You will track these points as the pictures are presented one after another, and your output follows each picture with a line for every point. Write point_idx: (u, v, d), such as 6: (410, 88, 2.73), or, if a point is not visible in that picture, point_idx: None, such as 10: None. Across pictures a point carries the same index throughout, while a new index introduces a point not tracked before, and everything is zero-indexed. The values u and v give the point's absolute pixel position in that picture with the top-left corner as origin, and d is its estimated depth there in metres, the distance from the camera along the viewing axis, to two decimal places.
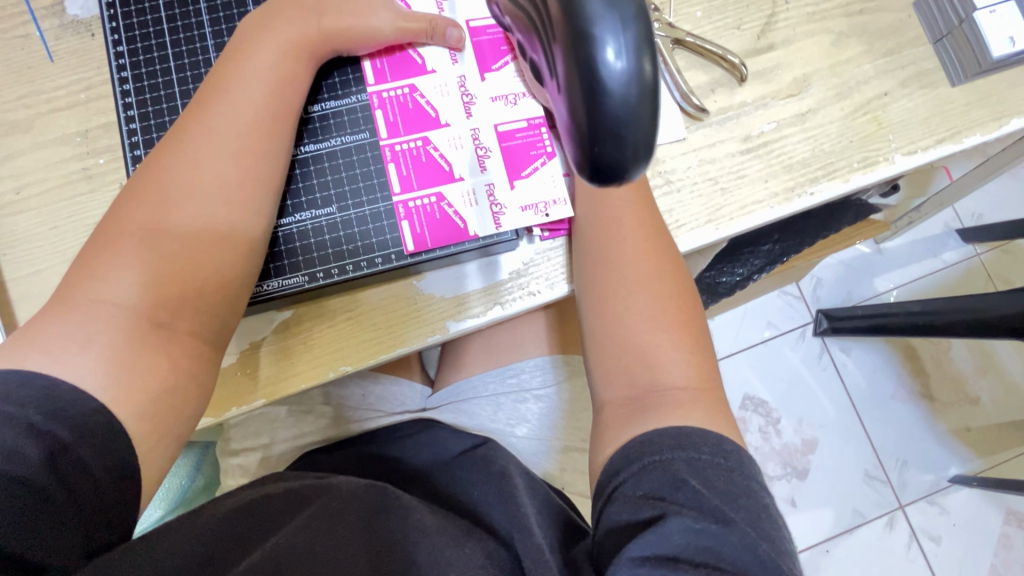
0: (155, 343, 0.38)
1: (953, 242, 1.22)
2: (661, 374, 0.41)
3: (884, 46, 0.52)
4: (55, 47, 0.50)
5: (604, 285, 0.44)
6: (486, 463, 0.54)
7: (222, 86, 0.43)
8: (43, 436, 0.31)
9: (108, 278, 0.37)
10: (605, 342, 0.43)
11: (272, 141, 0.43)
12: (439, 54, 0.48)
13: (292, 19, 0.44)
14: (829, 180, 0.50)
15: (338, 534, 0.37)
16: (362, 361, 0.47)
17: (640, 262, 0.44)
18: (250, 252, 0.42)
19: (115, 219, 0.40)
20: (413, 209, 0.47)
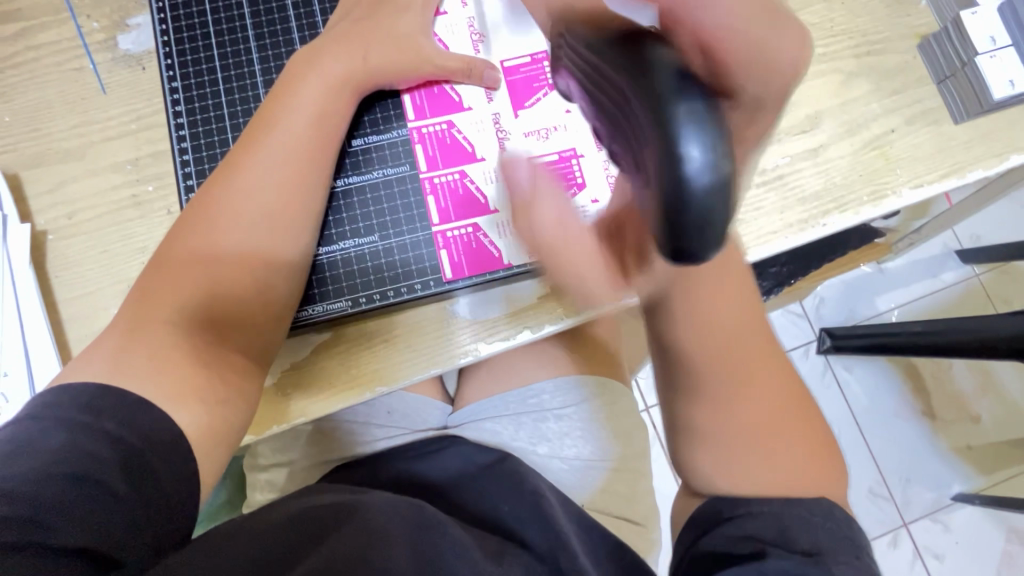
0: (208, 362, 0.40)
1: (952, 263, 1.25)
2: (770, 450, 0.43)
3: (891, 85, 0.55)
4: (108, 80, 0.52)
5: (707, 376, 0.43)
6: (517, 481, 0.57)
7: (268, 119, 0.45)
8: (119, 443, 0.35)
9: (167, 302, 0.40)
10: (722, 438, 0.44)
11: (313, 170, 0.46)
12: (475, 93, 0.51)
13: (339, 58, 0.47)
14: (841, 212, 0.53)
15: (383, 545, 0.39)
16: (397, 380, 0.49)
17: (731, 341, 0.43)
18: (291, 275, 0.45)
19: (171, 243, 0.43)
20: (451, 238, 0.49)
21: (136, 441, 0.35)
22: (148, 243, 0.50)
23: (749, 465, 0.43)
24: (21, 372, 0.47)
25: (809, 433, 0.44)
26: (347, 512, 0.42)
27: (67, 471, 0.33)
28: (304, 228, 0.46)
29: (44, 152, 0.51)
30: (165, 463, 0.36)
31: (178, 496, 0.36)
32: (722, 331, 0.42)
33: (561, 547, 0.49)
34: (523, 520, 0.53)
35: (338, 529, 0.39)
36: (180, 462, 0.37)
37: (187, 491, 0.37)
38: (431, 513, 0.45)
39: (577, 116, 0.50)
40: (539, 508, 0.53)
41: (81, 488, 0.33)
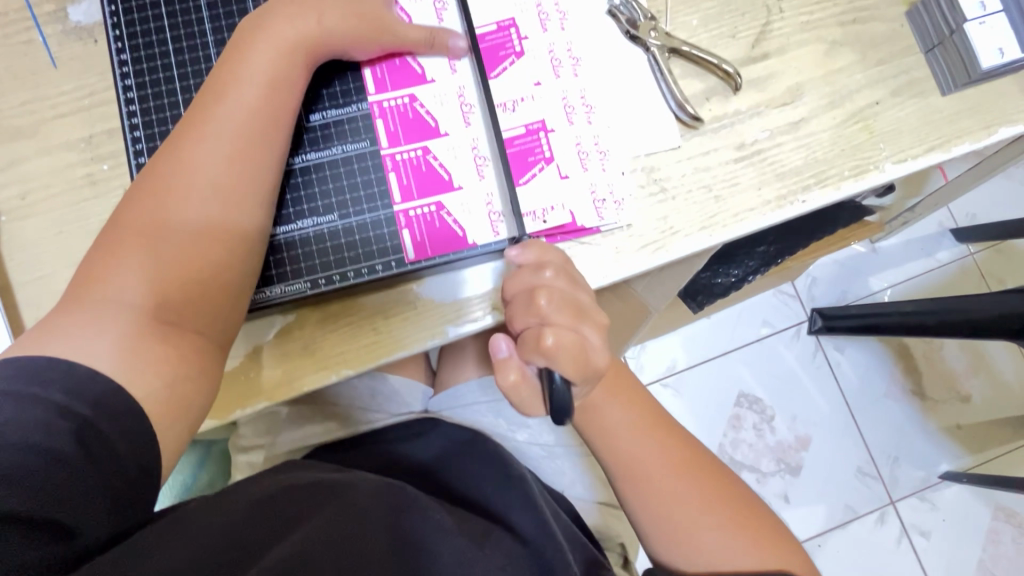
0: (166, 336, 0.39)
1: (947, 242, 1.24)
2: (710, 531, 0.47)
3: (877, 55, 0.53)
4: (58, 53, 0.50)
5: (638, 480, 0.49)
6: (502, 465, 0.57)
7: (216, 90, 0.43)
8: (69, 414, 0.33)
9: (116, 282, 0.39)
10: (669, 530, 0.48)
11: (265, 140, 0.43)
12: (438, 64, 0.49)
13: (290, 22, 0.44)
14: (821, 188, 0.51)
15: (362, 528, 0.39)
16: (362, 365, 0.48)
17: (646, 444, 0.49)
18: (246, 248, 0.43)
19: (118, 221, 0.41)
20: (413, 217, 0.48)
21: (95, 418, 0.34)
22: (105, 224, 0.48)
23: (687, 551, 0.48)
24: None
25: (740, 503, 0.49)
26: (327, 496, 0.41)
27: (20, 441, 0.32)
28: (260, 201, 0.44)
29: None
30: (126, 442, 0.35)
31: (143, 473, 0.35)
32: (631, 437, 0.49)
33: (544, 534, 0.50)
34: (512, 506, 0.53)
35: (318, 513, 0.39)
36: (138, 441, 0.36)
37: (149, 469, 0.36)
38: (412, 496, 0.46)
39: (546, 88, 0.50)
40: (526, 494, 0.54)
41: (36, 457, 0.32)
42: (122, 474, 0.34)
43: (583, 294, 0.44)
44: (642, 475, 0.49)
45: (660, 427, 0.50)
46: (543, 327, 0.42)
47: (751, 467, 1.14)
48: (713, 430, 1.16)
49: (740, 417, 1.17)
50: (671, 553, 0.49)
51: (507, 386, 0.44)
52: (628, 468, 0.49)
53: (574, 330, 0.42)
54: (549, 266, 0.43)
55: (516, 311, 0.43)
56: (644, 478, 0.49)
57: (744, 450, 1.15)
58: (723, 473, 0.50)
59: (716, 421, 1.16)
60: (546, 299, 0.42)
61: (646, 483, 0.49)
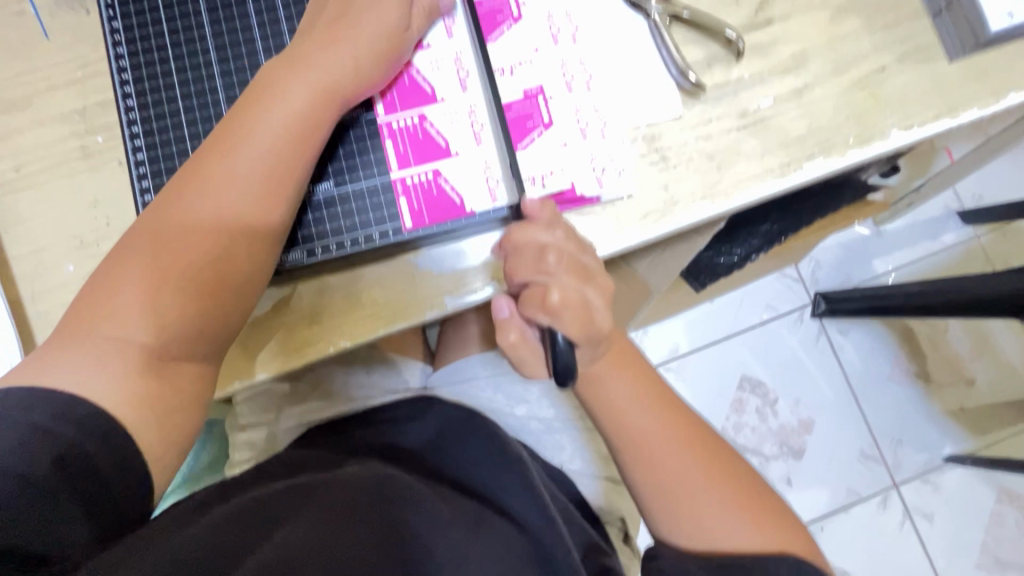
0: (163, 372, 0.39)
1: (953, 223, 1.22)
2: (713, 506, 0.46)
3: (883, 19, 0.52)
4: (51, 24, 0.49)
5: (640, 453, 0.48)
6: (498, 443, 0.57)
7: (244, 122, 0.41)
8: (50, 434, 0.33)
9: (124, 319, 0.38)
10: (671, 505, 0.47)
11: (285, 188, 0.42)
12: (434, 29, 0.49)
13: (333, 58, 0.42)
14: (825, 156, 0.50)
15: (354, 527, 0.39)
16: (361, 335, 0.47)
17: (649, 416, 0.49)
18: (250, 290, 0.42)
19: (129, 249, 0.40)
20: (410, 184, 0.48)
21: (71, 434, 0.34)
22: (99, 197, 0.48)
23: (689, 532, 0.47)
24: None
25: (743, 481, 0.48)
26: (313, 498, 0.41)
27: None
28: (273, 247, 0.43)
29: None
30: (103, 444, 0.35)
31: (125, 482, 0.35)
32: (636, 412, 0.49)
33: (545, 527, 0.50)
34: (506, 490, 0.53)
35: (300, 515, 0.39)
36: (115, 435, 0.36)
37: (135, 467, 0.36)
38: (405, 488, 0.46)
39: (545, 54, 0.50)
40: (525, 480, 0.53)
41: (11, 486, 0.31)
42: (99, 488, 0.34)
43: (590, 259, 0.44)
44: (646, 450, 0.48)
45: (667, 405, 0.50)
46: (547, 285, 0.41)
47: (754, 450, 1.14)
48: (715, 414, 1.16)
49: (743, 401, 1.16)
50: (672, 532, 0.48)
51: (507, 346, 0.45)
52: (630, 440, 0.49)
53: (579, 292, 0.42)
54: (557, 227, 0.44)
55: (520, 264, 0.43)
56: (647, 453, 0.48)
57: (746, 434, 1.15)
58: (729, 457, 0.49)
59: (718, 404, 1.16)
60: (553, 257, 0.42)
61: (649, 459, 0.48)
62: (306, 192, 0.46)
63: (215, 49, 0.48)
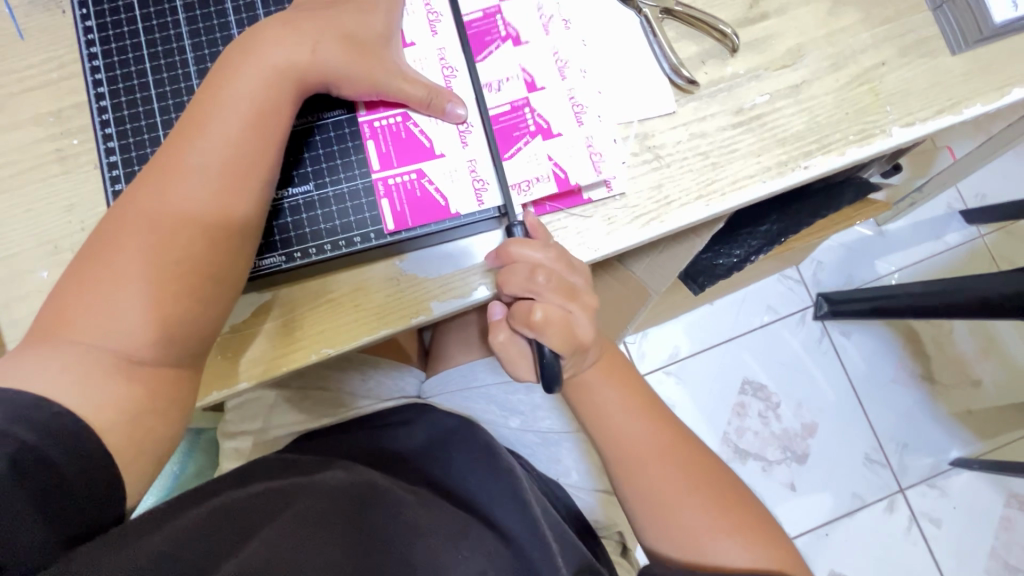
0: (139, 376, 0.38)
1: (956, 223, 1.20)
2: (705, 523, 0.44)
3: (882, 14, 0.50)
4: (25, 25, 0.48)
5: (630, 463, 0.46)
6: (490, 454, 0.55)
7: (198, 116, 0.40)
8: (6, 439, 0.31)
9: (90, 322, 0.37)
10: (659, 517, 0.46)
11: (248, 177, 0.41)
12: (418, 27, 0.48)
13: (280, 42, 0.41)
14: (824, 154, 0.49)
15: (323, 537, 0.37)
16: (344, 343, 0.46)
17: (640, 425, 0.47)
18: (223, 288, 0.41)
19: (92, 253, 0.38)
20: (392, 186, 0.46)
21: (32, 438, 0.32)
22: (74, 202, 0.46)
23: (682, 543, 0.45)
24: None
25: (737, 501, 0.46)
26: (284, 506, 0.39)
27: None
28: (245, 240, 0.41)
29: None
30: (69, 448, 0.33)
31: (92, 490, 0.34)
32: (624, 418, 0.47)
33: (528, 535, 0.48)
34: (494, 500, 0.51)
35: (271, 522, 0.37)
36: (83, 443, 0.34)
37: (99, 476, 0.34)
38: (383, 497, 0.44)
39: (534, 51, 0.48)
40: (511, 488, 0.52)
41: None
42: (62, 495, 0.32)
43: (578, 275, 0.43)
44: (637, 458, 0.46)
45: (657, 413, 0.48)
46: (534, 301, 0.43)
47: (756, 455, 1.12)
48: (717, 418, 1.13)
49: (743, 405, 1.14)
50: (664, 544, 0.46)
51: (497, 347, 0.47)
52: (619, 449, 0.47)
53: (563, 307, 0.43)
54: (550, 244, 0.42)
55: (511, 277, 0.42)
56: (637, 462, 0.46)
57: (749, 438, 1.13)
58: (722, 470, 0.47)
59: (720, 407, 1.14)
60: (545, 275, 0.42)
61: (638, 466, 0.46)
62: (279, 197, 0.45)
63: (191, 47, 0.47)
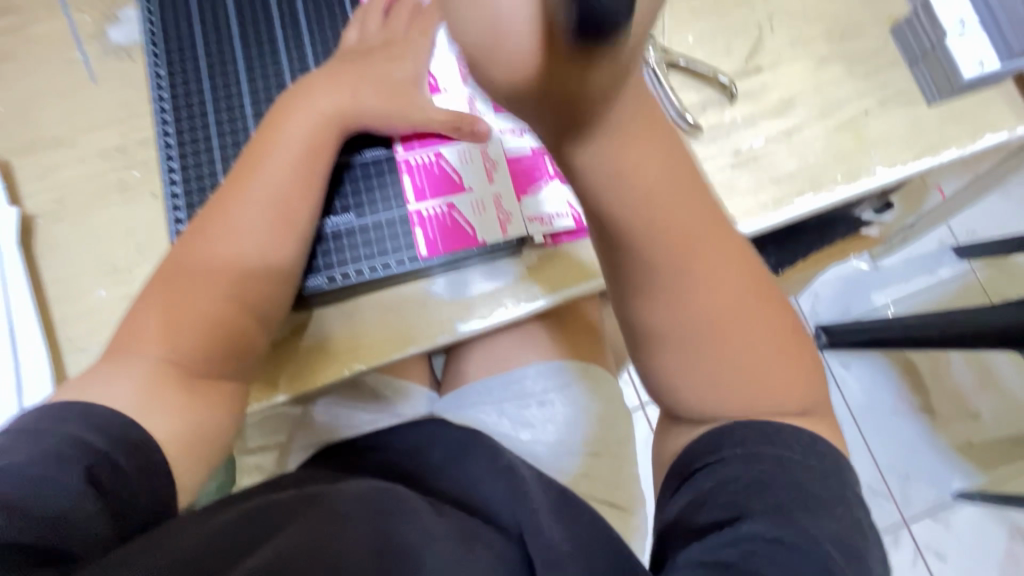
0: (195, 390, 0.42)
1: (948, 258, 1.25)
2: (756, 372, 0.36)
3: (864, 68, 0.56)
4: (98, 70, 0.54)
5: (664, 267, 0.34)
6: (495, 457, 0.56)
7: (255, 157, 0.46)
8: (80, 443, 0.35)
9: (158, 341, 0.41)
10: (700, 348, 0.36)
11: (298, 212, 0.46)
12: (450, 77, 0.53)
13: (326, 93, 0.48)
14: (815, 192, 0.54)
15: (350, 526, 0.38)
16: (375, 358, 0.50)
17: (686, 219, 0.33)
18: (275, 311, 0.46)
19: (161, 281, 0.43)
20: (426, 217, 0.51)
21: (103, 443, 0.36)
22: (134, 226, 0.51)
23: (727, 402, 0.37)
24: (6, 353, 0.47)
25: (793, 335, 0.38)
26: (310, 502, 0.40)
27: (32, 471, 0.32)
28: (292, 267, 0.46)
29: (35, 140, 0.52)
30: (131, 453, 0.37)
31: (149, 489, 0.37)
32: (671, 182, 0.31)
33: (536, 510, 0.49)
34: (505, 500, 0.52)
35: (295, 520, 0.37)
36: (142, 448, 0.37)
37: (157, 478, 0.37)
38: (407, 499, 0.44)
39: None
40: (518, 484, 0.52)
41: (42, 485, 0.32)
42: (122, 491, 0.35)
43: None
44: (675, 249, 0.33)
45: (698, 211, 0.33)
46: None
47: None
48: None
49: None
50: (701, 369, 0.37)
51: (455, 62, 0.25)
52: (653, 243, 0.33)
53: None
54: None
55: None
56: (682, 272, 0.34)
57: None
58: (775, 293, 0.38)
59: None
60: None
61: (678, 275, 0.34)
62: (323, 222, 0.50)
63: (249, 92, 0.53)
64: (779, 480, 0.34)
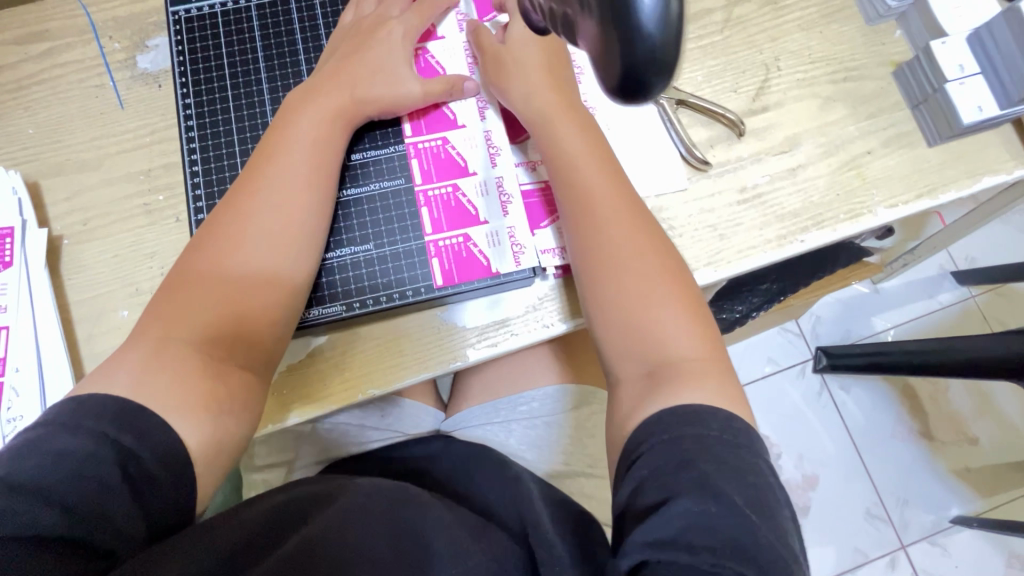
0: (218, 374, 0.41)
1: (948, 284, 1.27)
2: (652, 313, 0.44)
3: (868, 109, 0.58)
4: (126, 96, 0.56)
5: (578, 204, 0.48)
6: (503, 467, 0.59)
7: (271, 148, 0.48)
8: (114, 445, 0.35)
9: (181, 326, 0.41)
10: (607, 279, 0.46)
11: (315, 205, 0.48)
12: (468, 110, 0.55)
13: (330, 94, 0.50)
14: (818, 229, 0.55)
15: (363, 523, 0.40)
16: (387, 384, 0.51)
17: (599, 178, 0.48)
18: (291, 295, 0.46)
19: (182, 271, 0.44)
20: (443, 247, 0.53)
21: (135, 445, 0.36)
22: (157, 249, 0.53)
23: (624, 332, 0.45)
24: (31, 372, 0.49)
25: (696, 307, 0.45)
26: (326, 500, 0.43)
27: (69, 471, 0.34)
28: (308, 252, 0.47)
29: (63, 162, 0.54)
30: (160, 458, 0.37)
31: (175, 494, 0.37)
32: (586, 161, 0.49)
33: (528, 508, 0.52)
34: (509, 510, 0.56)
35: (319, 514, 0.41)
36: (170, 453, 0.37)
37: (185, 482, 0.38)
38: (413, 497, 0.46)
39: None
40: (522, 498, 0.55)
41: (79, 483, 0.34)
42: (152, 493, 0.36)
43: (558, 69, 0.52)
44: (584, 192, 0.48)
45: (608, 178, 0.48)
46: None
47: None
48: None
49: None
50: (607, 300, 0.46)
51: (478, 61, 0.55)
52: (571, 186, 0.48)
53: (533, 58, 0.52)
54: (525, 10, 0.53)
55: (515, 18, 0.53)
56: (590, 211, 0.47)
57: None
58: (683, 271, 0.47)
59: None
60: (525, 54, 0.52)
61: (591, 214, 0.47)
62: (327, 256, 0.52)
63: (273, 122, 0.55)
64: (703, 456, 0.37)
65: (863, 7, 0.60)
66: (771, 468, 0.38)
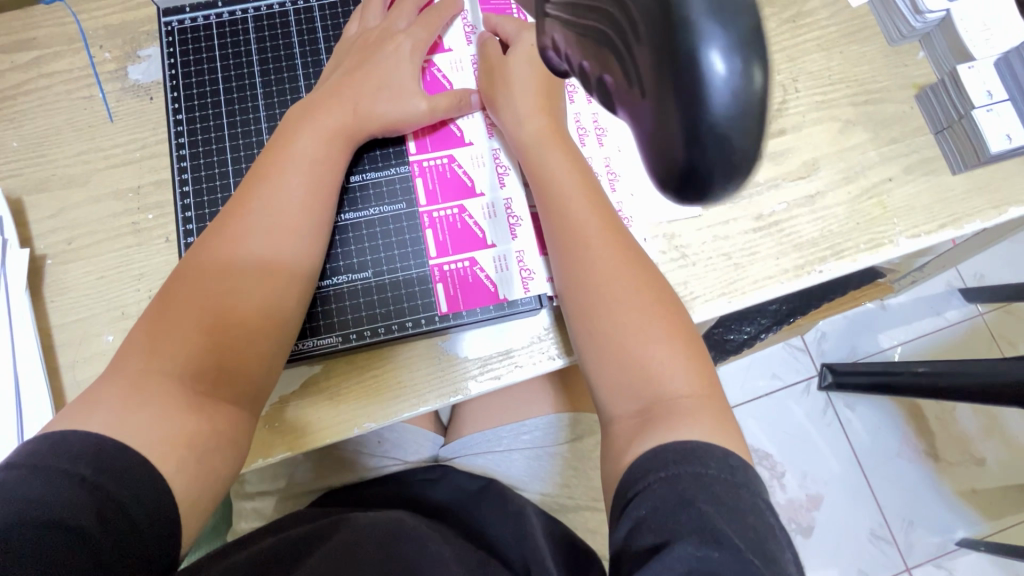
0: (202, 412, 0.39)
1: (956, 301, 1.25)
2: (643, 348, 0.42)
3: (889, 134, 0.56)
4: (116, 108, 0.53)
5: (567, 233, 0.45)
6: (504, 501, 0.58)
7: (265, 167, 0.45)
8: (92, 489, 0.33)
9: (164, 358, 0.38)
10: (595, 312, 0.44)
11: (308, 230, 0.45)
12: (475, 127, 0.53)
13: (332, 109, 0.48)
14: (836, 259, 0.53)
15: (357, 557, 0.39)
16: (384, 417, 0.49)
17: (589, 206, 0.46)
18: (280, 325, 0.43)
19: (168, 296, 0.41)
20: (447, 272, 0.50)
21: (115, 489, 0.33)
22: (145, 271, 0.50)
23: (613, 366, 0.42)
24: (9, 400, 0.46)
25: (690, 344, 0.43)
26: (320, 539, 0.41)
27: (38, 517, 0.31)
28: (298, 280, 0.45)
29: (49, 178, 0.52)
30: (143, 501, 0.34)
31: (156, 541, 0.34)
32: (575, 187, 0.46)
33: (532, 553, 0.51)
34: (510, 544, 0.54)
35: (303, 562, 0.38)
36: (154, 496, 0.35)
37: (168, 527, 0.35)
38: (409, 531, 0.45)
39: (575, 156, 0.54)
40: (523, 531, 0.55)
41: (50, 532, 0.31)
42: (132, 540, 0.33)
43: (555, 86, 0.50)
44: (571, 221, 0.45)
45: (599, 207, 0.46)
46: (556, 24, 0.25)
47: None
48: None
49: None
50: (596, 332, 0.43)
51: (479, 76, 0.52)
52: (559, 214, 0.46)
53: (528, 74, 0.49)
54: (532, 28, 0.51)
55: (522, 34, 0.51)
56: (577, 240, 0.45)
57: None
58: (677, 305, 0.44)
59: None
60: (520, 70, 0.49)
61: (580, 243, 0.45)
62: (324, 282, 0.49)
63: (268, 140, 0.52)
64: (699, 495, 0.34)
65: (886, 27, 0.58)
66: (775, 513, 0.35)
